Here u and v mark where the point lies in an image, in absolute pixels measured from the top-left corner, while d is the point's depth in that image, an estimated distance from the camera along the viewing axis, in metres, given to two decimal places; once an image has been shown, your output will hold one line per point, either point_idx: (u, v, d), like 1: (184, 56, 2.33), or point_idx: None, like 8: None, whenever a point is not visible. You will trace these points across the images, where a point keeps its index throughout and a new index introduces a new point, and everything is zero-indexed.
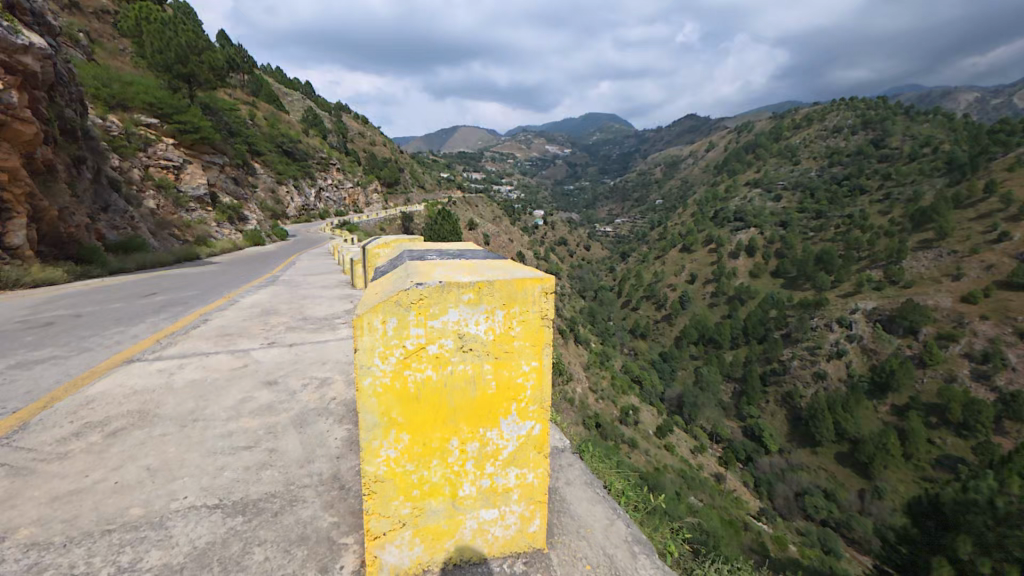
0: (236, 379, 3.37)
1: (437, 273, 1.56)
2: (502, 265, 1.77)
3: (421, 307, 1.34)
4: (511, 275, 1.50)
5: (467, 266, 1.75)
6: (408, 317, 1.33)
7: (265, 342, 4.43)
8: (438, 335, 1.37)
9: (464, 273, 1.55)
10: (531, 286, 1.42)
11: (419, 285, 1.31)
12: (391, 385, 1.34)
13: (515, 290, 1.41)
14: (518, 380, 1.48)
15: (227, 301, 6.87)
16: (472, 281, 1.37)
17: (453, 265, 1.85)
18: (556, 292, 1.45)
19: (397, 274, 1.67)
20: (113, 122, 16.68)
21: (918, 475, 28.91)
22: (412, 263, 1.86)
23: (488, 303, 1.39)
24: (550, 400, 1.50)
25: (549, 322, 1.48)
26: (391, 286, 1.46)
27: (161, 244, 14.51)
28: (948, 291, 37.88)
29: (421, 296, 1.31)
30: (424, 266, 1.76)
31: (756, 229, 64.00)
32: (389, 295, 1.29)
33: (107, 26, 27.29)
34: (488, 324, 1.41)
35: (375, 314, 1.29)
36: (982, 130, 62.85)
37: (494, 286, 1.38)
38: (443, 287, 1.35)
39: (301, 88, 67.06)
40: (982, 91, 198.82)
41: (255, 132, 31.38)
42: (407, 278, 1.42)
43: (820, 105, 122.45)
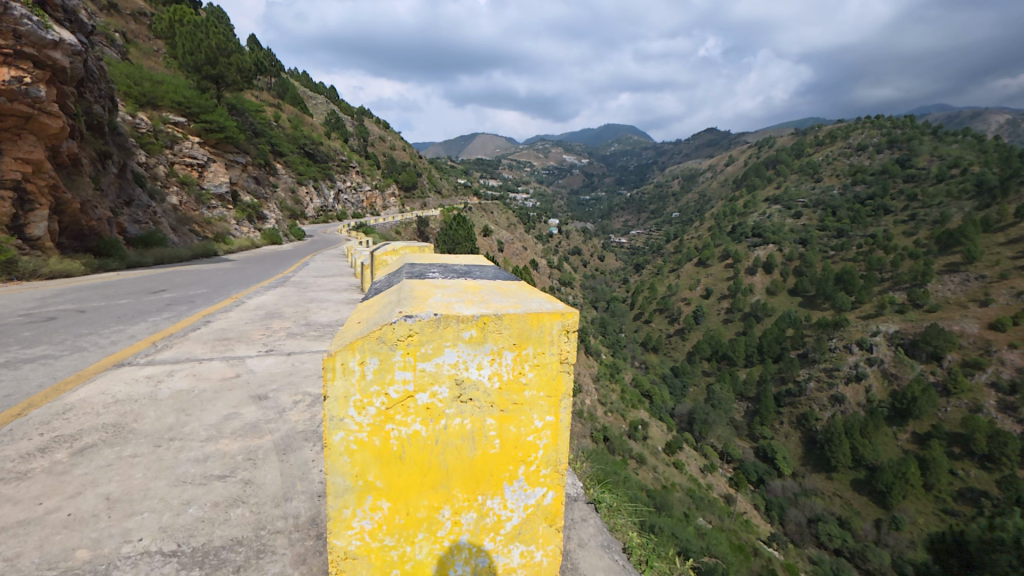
0: (224, 393, 3.13)
1: (432, 299, 1.33)
2: (514, 292, 1.50)
3: (410, 345, 1.07)
4: (530, 304, 1.25)
5: (470, 292, 1.50)
6: (386, 363, 1.07)
7: (262, 349, 4.21)
8: (430, 380, 1.10)
9: (465, 302, 1.28)
10: (550, 320, 1.15)
11: (411, 316, 1.05)
12: (358, 450, 1.08)
13: (536, 323, 1.15)
14: (529, 437, 1.20)
15: (233, 301, 6.72)
16: (472, 313, 1.11)
17: (455, 288, 1.62)
18: (579, 329, 1.19)
19: (388, 297, 1.46)
20: (143, 119, 16.94)
21: (939, 507, 27.65)
22: (409, 285, 1.65)
23: (493, 342, 1.12)
24: (566, 462, 1.21)
25: (570, 369, 1.20)
26: (370, 315, 1.20)
27: (180, 240, 14.59)
28: (975, 317, 36.52)
29: (414, 333, 1.06)
30: (416, 290, 1.49)
31: (775, 244, 62.68)
32: (368, 334, 1.03)
33: (142, 27, 28.21)
34: (499, 374, 1.14)
35: (351, 348, 1.03)
36: (1013, 152, 61.03)
37: (502, 320, 1.11)
38: (437, 315, 1.10)
39: (326, 92, 68.44)
40: (1012, 113, 198.33)
41: (279, 132, 31.90)
42: (399, 306, 1.16)
43: (843, 124, 120.84)
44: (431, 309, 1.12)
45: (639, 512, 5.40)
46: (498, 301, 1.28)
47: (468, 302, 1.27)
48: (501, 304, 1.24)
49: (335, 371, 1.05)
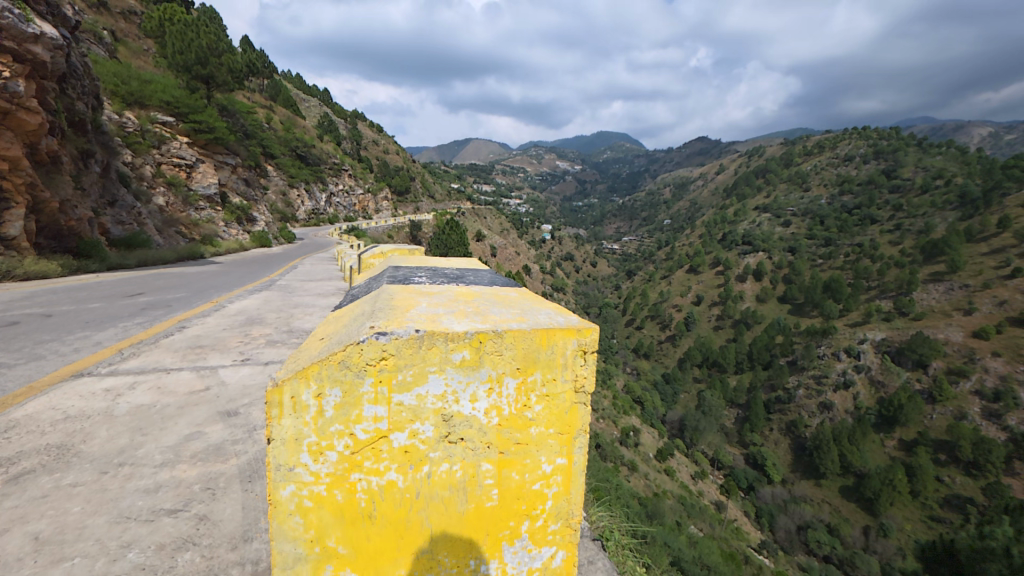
0: (192, 407, 2.89)
1: (416, 305, 1.20)
2: (515, 300, 1.37)
3: (384, 372, 0.95)
4: (549, 315, 1.12)
5: (460, 299, 1.35)
6: (350, 393, 0.95)
7: (237, 358, 3.92)
8: (413, 416, 0.98)
9: (455, 311, 1.15)
10: (571, 333, 1.06)
11: (381, 333, 0.92)
12: (320, 509, 0.97)
13: (552, 334, 1.05)
14: (533, 486, 1.11)
15: (213, 306, 6.41)
16: (465, 329, 0.99)
17: (445, 295, 1.47)
18: (596, 352, 1.10)
19: (367, 301, 1.33)
20: (129, 118, 16.44)
21: (926, 514, 27.86)
22: (391, 287, 1.53)
23: (494, 367, 1.01)
24: (574, 508, 1.14)
25: (584, 401, 1.11)
26: (337, 333, 1.07)
27: (165, 242, 14.14)
28: (959, 326, 36.96)
29: (391, 355, 0.94)
30: (396, 297, 1.28)
31: (765, 252, 63.22)
32: (329, 355, 0.91)
33: (132, 27, 27.67)
34: (501, 412, 1.04)
35: (317, 370, 0.90)
36: (995, 164, 62.19)
37: (503, 339, 0.99)
38: (422, 324, 0.99)
39: (319, 95, 67.83)
40: (994, 126, 198.29)
41: (270, 134, 31.43)
42: (374, 316, 1.02)
43: (831, 135, 122.70)
44: (412, 321, 1.00)
45: (633, 523, 5.07)
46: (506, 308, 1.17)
47: (466, 312, 1.13)
48: (505, 316, 1.11)
49: (304, 392, 0.92)
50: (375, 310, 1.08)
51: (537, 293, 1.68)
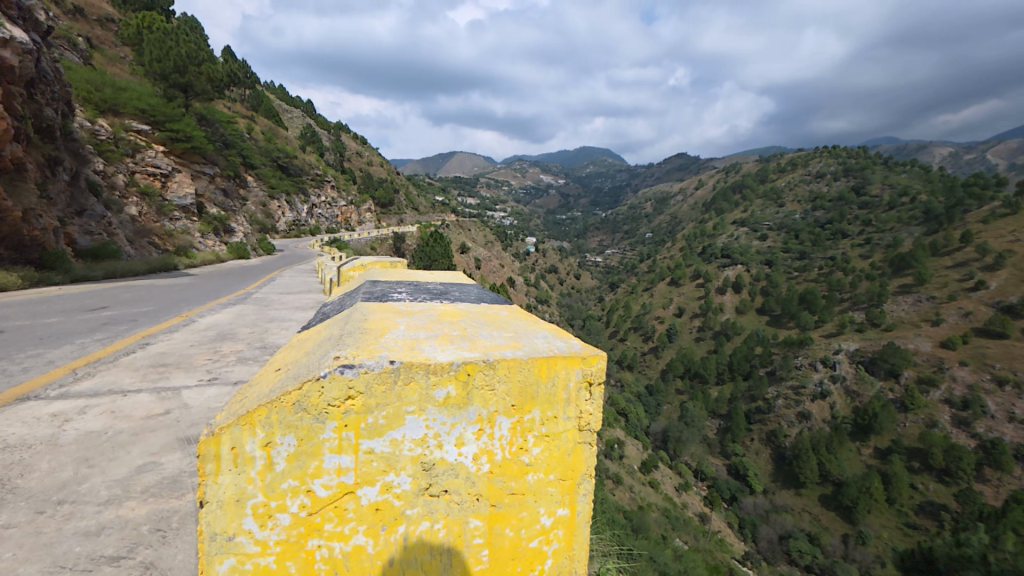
0: (150, 433, 2.65)
1: (391, 330, 1.34)
2: (501, 323, 1.58)
3: (356, 419, 1.10)
4: (542, 345, 1.34)
5: (440, 323, 1.53)
6: (308, 428, 1.07)
7: (204, 378, 3.66)
8: (392, 464, 1.14)
9: (436, 339, 1.29)
10: (572, 366, 1.27)
11: (344, 368, 1.06)
12: (280, 563, 1.08)
13: (550, 367, 1.25)
14: (534, 532, 1.31)
15: (183, 320, 6.10)
16: (449, 359, 1.16)
17: (428, 316, 1.60)
18: (601, 390, 1.32)
19: (346, 321, 1.46)
20: (102, 126, 15.84)
21: (902, 521, 28.38)
22: (363, 307, 1.64)
23: (485, 406, 1.20)
24: (575, 549, 1.37)
25: (588, 448, 1.34)
26: (302, 361, 1.21)
27: (136, 253, 13.53)
28: (927, 336, 38.23)
29: (359, 395, 1.09)
30: (371, 317, 1.43)
31: (743, 265, 64.60)
32: (292, 389, 1.03)
33: (108, 33, 27.03)
34: (484, 443, 1.23)
35: (275, 407, 1.03)
36: (956, 182, 65.35)
37: (494, 374, 1.18)
38: (398, 353, 1.15)
39: (302, 106, 67.16)
40: (954, 147, 198.52)
41: (250, 144, 30.80)
42: (342, 344, 1.19)
43: (803, 152, 127.31)
44: (386, 353, 1.15)
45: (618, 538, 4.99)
46: (497, 338, 1.37)
47: (448, 338, 1.31)
48: (498, 344, 1.30)
49: (272, 426, 1.05)
50: (347, 338, 1.23)
51: (527, 314, 1.87)
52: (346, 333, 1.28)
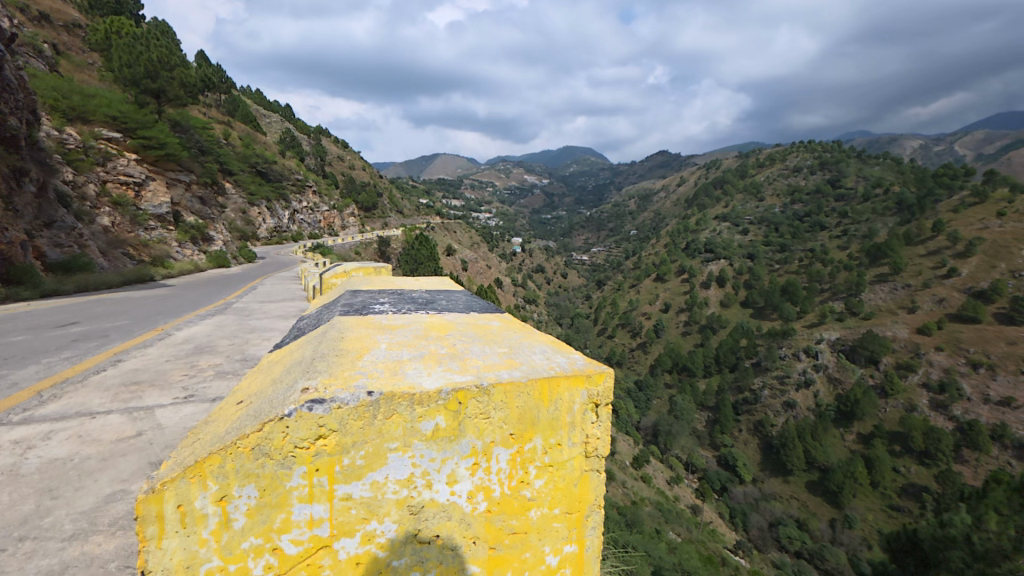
0: (120, 458, 2.49)
1: (368, 359, 1.36)
2: (493, 339, 1.66)
3: (335, 459, 1.12)
4: (542, 364, 1.41)
5: (425, 344, 1.58)
6: (273, 475, 1.08)
7: (179, 396, 3.48)
8: (379, 509, 1.17)
9: (424, 366, 1.33)
10: (578, 385, 1.36)
11: (308, 404, 1.08)
12: None
13: (550, 389, 1.33)
14: (537, 560, 1.38)
15: (159, 333, 5.88)
16: (433, 386, 1.19)
17: (410, 337, 1.64)
18: (605, 413, 1.43)
19: (330, 345, 1.49)
20: (70, 134, 15.20)
21: (886, 504, 29.11)
22: (342, 330, 1.66)
23: (479, 437, 1.25)
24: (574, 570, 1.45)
25: (592, 473, 1.45)
26: (265, 398, 1.20)
27: (110, 265, 13.03)
28: (904, 323, 39.33)
29: (332, 434, 1.10)
30: (348, 344, 1.46)
31: (726, 260, 65.60)
32: (251, 431, 1.04)
33: (76, 39, 26.15)
34: (478, 472, 1.27)
35: (228, 454, 1.02)
36: (926, 174, 67.44)
37: (486, 398, 1.22)
38: (378, 380, 1.18)
39: (280, 111, 65.96)
40: (923, 139, 198.76)
41: (228, 150, 30.06)
42: (313, 374, 1.21)
43: (781, 148, 129.99)
44: (363, 383, 1.17)
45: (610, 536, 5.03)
46: (491, 359, 1.43)
47: (434, 362, 1.37)
48: (491, 365, 1.37)
49: (231, 473, 1.06)
50: (318, 368, 1.25)
51: (518, 324, 2.01)
52: (318, 365, 1.29)
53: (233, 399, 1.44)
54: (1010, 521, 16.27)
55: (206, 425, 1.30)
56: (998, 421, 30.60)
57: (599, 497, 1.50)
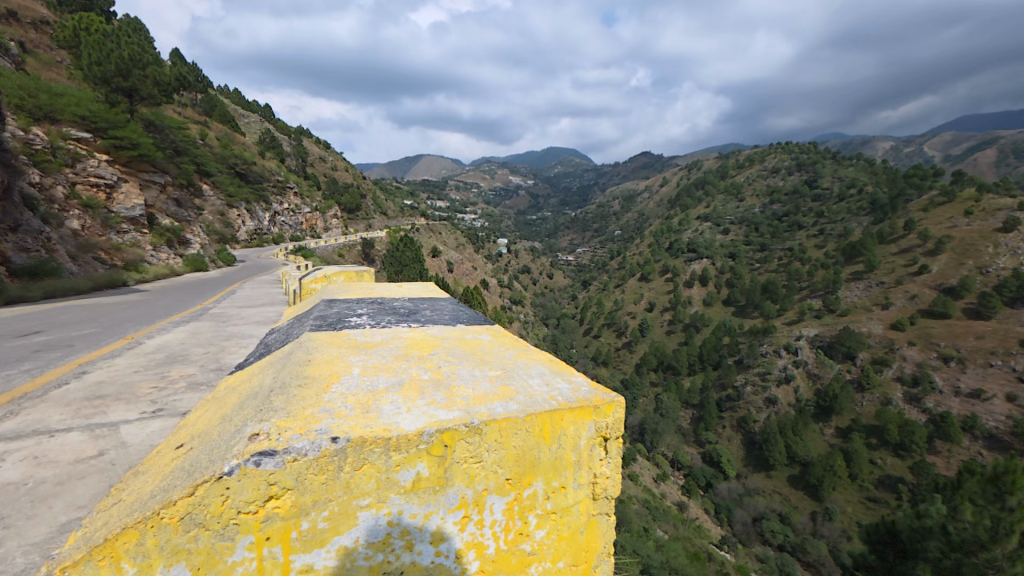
0: (80, 481, 2.31)
1: (327, 397, 1.31)
2: (485, 362, 1.71)
3: (291, 523, 1.10)
4: (543, 394, 1.43)
5: (405, 368, 1.59)
6: (213, 547, 1.04)
7: (148, 410, 3.27)
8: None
9: (401, 404, 1.32)
10: (586, 418, 1.41)
11: (249, 460, 1.02)
12: None
13: (552, 425, 1.37)
14: None
15: (129, 343, 5.59)
16: (413, 426, 1.18)
17: (377, 365, 1.63)
18: (615, 453, 1.49)
19: (297, 380, 1.45)
20: (37, 135, 14.53)
21: (864, 496, 29.87)
22: (309, 359, 1.65)
23: (472, 485, 1.28)
24: None
25: (600, 518, 1.54)
26: (210, 446, 1.16)
27: (80, 269, 12.44)
28: (879, 319, 40.42)
29: (287, 494, 1.08)
30: (308, 377, 1.45)
31: (708, 259, 66.68)
32: (182, 495, 0.98)
33: (44, 37, 25.09)
34: (468, 526, 1.31)
35: (148, 529, 0.96)
36: (898, 174, 69.53)
37: (473, 442, 1.23)
38: (345, 423, 1.16)
39: (259, 111, 64.52)
40: (895, 140, 198.50)
41: (205, 151, 29.20)
42: (266, 416, 1.16)
43: (760, 149, 132.77)
44: (327, 428, 1.13)
45: None
46: (483, 390, 1.44)
47: (415, 394, 1.37)
48: (482, 396, 1.39)
49: (166, 539, 1.02)
50: (275, 409, 1.21)
51: (512, 341, 2.12)
52: (275, 404, 1.24)
53: (180, 445, 1.39)
54: (984, 511, 16.67)
55: (143, 482, 1.24)
56: (968, 412, 31.57)
57: (606, 545, 1.60)
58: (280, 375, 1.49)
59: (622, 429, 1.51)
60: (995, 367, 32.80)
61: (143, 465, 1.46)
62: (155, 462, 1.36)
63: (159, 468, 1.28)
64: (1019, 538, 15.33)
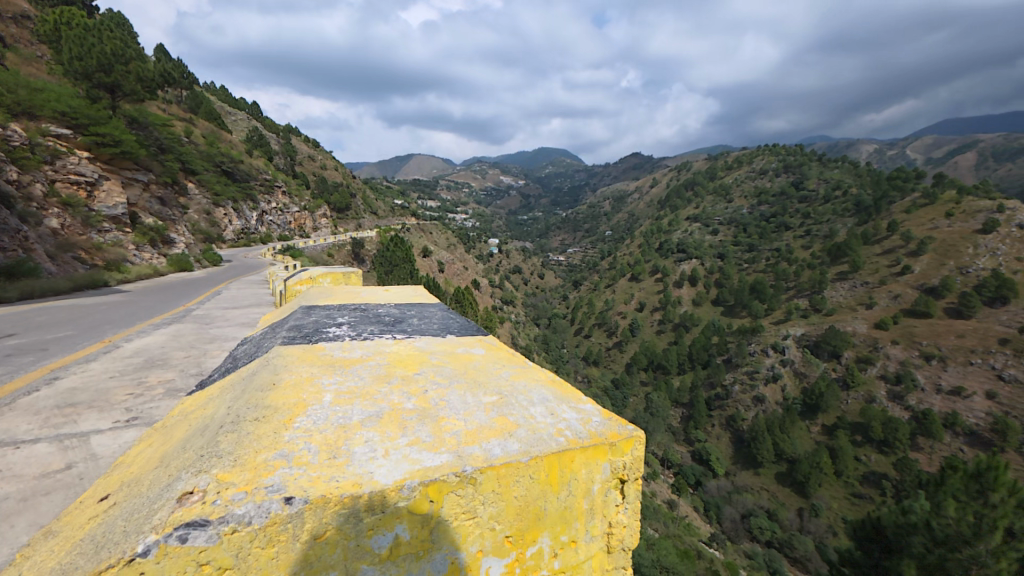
0: (44, 497, 2.15)
1: (288, 441, 1.16)
2: (477, 388, 1.61)
3: None
4: (545, 431, 1.33)
5: (384, 396, 1.48)
6: None
7: (122, 419, 3.11)
8: None
9: (375, 447, 1.17)
10: (599, 458, 1.33)
11: (173, 534, 0.83)
12: None
13: (561, 471, 1.27)
14: None
15: (106, 345, 5.39)
16: (390, 477, 1.04)
17: (348, 395, 1.48)
18: (632, 496, 1.42)
19: (257, 414, 1.31)
20: (15, 130, 14.06)
21: (849, 492, 30.33)
22: (268, 389, 1.48)
23: (466, 542, 1.16)
24: None
25: (612, 567, 1.46)
26: (136, 507, 1.00)
27: (59, 269, 12.01)
28: (863, 318, 41.13)
29: (226, 572, 0.91)
30: (264, 413, 1.29)
31: (698, 260, 67.30)
32: None
33: (24, 31, 24.43)
34: None
35: None
36: (882, 176, 70.76)
37: (460, 493, 1.10)
38: (304, 477, 1.01)
39: (247, 108, 63.49)
40: (881, 143, 198.99)
41: (190, 149, 28.64)
42: (210, 469, 1.01)
43: (748, 151, 134.36)
44: (281, 485, 0.98)
45: None
46: (477, 424, 1.33)
47: (394, 431, 1.25)
48: (476, 434, 1.28)
49: None
50: (222, 457, 1.07)
51: (506, 360, 2.02)
52: (220, 450, 1.10)
53: (107, 499, 1.20)
54: (967, 506, 17.09)
55: (55, 546, 1.06)
56: (949, 410, 32.21)
57: None
58: (238, 410, 1.35)
59: (639, 469, 1.42)
60: (975, 365, 33.52)
61: (61, 517, 1.26)
62: (75, 520, 1.17)
63: (74, 530, 1.08)
64: (1001, 533, 15.88)
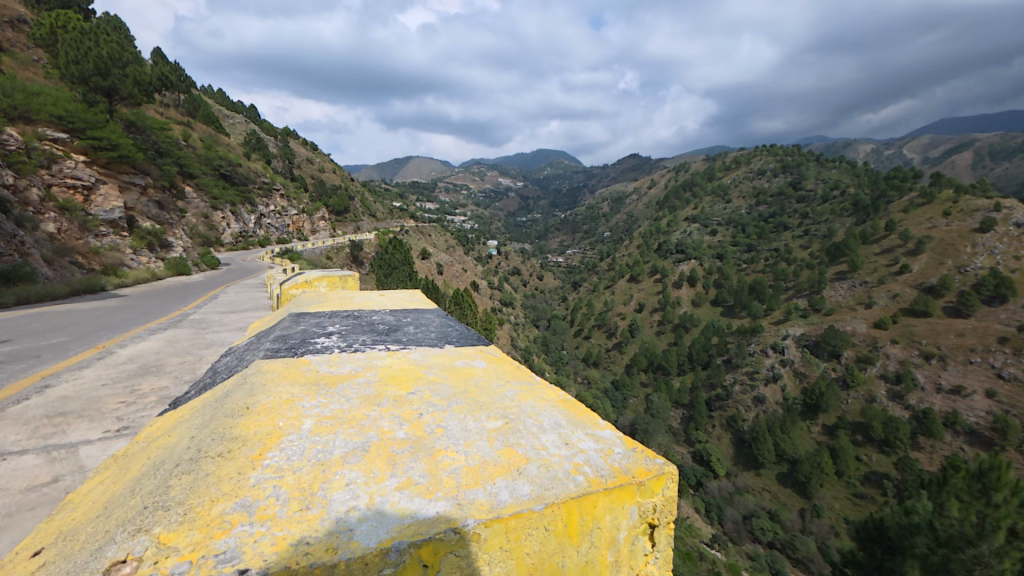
0: (29, 513, 2.06)
1: (249, 485, 1.04)
2: (480, 411, 1.53)
3: None
4: (558, 468, 1.23)
5: (373, 424, 1.40)
6: None
7: (111, 429, 3.01)
8: None
9: (359, 493, 1.05)
10: (627, 500, 1.24)
11: None
12: None
13: (580, 519, 1.17)
14: None
15: (100, 351, 5.30)
16: (378, 537, 0.92)
17: (327, 424, 1.37)
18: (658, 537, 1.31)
19: (224, 450, 1.20)
20: (11, 134, 14.00)
21: (851, 492, 30.15)
22: (234, 420, 1.36)
23: None
24: None
25: None
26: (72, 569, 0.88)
27: (55, 274, 11.93)
28: (863, 318, 41.08)
29: None
30: (232, 451, 1.19)
31: (696, 260, 67.25)
32: None
33: (20, 35, 24.34)
34: None
35: None
36: (880, 176, 70.81)
37: (456, 548, 0.97)
38: (270, 540, 0.89)
39: (246, 112, 63.52)
40: (878, 143, 198.80)
41: (187, 152, 28.58)
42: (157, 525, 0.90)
43: (745, 152, 134.58)
44: (244, 548, 0.86)
45: None
46: (480, 459, 1.24)
47: (383, 470, 1.16)
48: (481, 473, 1.17)
49: None
50: (173, 510, 0.96)
51: (508, 376, 1.93)
52: (174, 503, 1.00)
53: (45, 552, 1.09)
54: (970, 506, 17.01)
55: None
56: (950, 409, 32.10)
57: None
58: (203, 447, 1.23)
59: (670, 510, 1.32)
60: (975, 364, 33.44)
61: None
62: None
63: None
64: (1004, 533, 15.40)
